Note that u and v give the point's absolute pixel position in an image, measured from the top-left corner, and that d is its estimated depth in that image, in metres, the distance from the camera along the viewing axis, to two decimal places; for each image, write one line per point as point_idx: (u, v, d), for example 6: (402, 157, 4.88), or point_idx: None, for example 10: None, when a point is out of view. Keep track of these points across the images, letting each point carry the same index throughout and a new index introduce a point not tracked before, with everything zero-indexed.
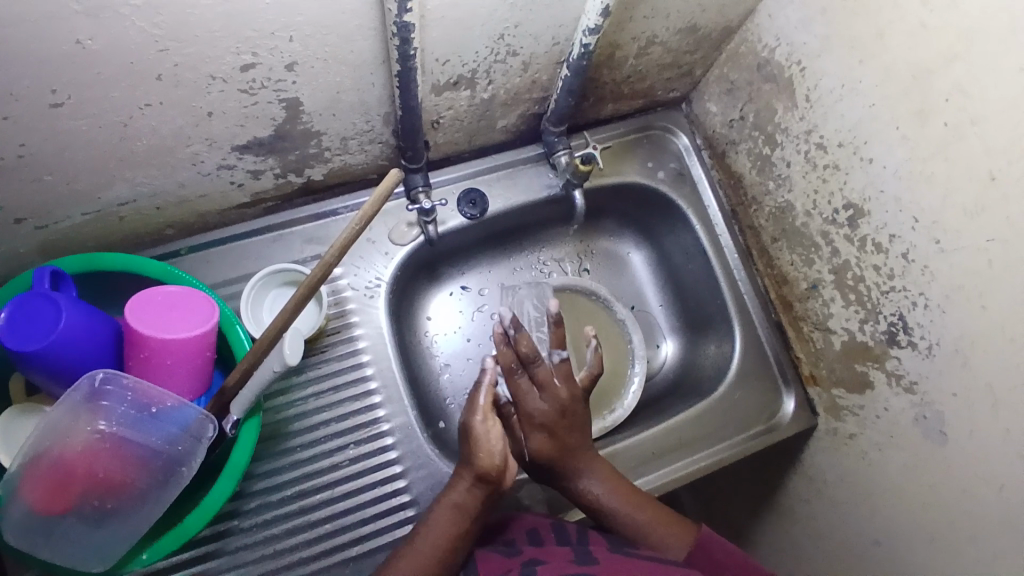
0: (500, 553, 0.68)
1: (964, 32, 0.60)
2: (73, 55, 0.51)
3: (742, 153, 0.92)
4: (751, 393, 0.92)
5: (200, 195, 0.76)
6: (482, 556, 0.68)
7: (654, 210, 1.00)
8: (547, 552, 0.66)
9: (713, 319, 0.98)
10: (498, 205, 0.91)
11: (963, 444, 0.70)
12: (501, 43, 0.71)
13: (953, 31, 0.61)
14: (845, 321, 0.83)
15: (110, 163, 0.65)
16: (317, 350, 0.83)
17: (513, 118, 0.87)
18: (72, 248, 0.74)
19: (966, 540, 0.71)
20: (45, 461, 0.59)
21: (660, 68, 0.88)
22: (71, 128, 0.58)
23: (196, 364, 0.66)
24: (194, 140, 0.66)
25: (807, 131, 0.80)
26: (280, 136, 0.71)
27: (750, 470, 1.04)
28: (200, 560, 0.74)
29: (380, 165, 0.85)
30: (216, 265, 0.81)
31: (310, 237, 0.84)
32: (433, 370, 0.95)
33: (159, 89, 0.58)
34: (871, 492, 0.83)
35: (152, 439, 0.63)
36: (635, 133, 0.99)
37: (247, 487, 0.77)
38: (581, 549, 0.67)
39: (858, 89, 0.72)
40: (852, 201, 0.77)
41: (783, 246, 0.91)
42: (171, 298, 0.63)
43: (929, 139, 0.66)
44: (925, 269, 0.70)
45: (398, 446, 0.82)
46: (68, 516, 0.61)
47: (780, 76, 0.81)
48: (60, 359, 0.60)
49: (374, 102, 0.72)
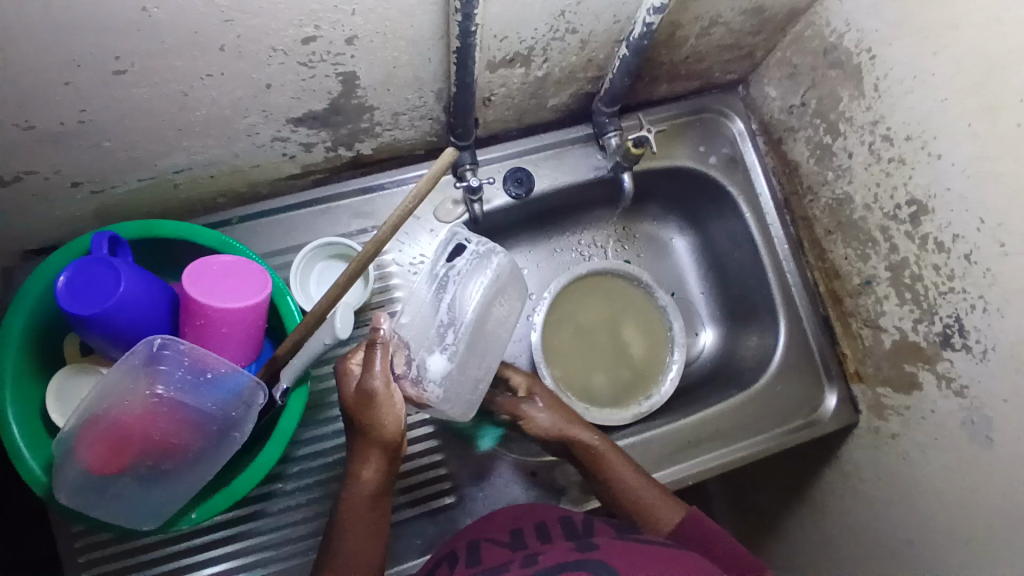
0: (504, 545, 0.67)
1: None
2: (138, 24, 0.52)
3: (800, 141, 0.89)
4: (793, 386, 0.91)
5: (253, 165, 0.76)
6: (487, 548, 0.67)
7: (703, 195, 0.98)
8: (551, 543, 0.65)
9: (758, 309, 0.96)
10: (545, 184, 0.90)
11: (1012, 452, 0.68)
12: (560, 20, 0.69)
13: None
14: (897, 320, 0.81)
15: (169, 132, 0.65)
16: (362, 324, 0.84)
17: (564, 97, 0.86)
18: (129, 213, 0.76)
19: (1004, 548, 0.69)
20: (105, 421, 0.61)
21: (720, 49, 0.85)
22: (132, 95, 0.59)
23: (249, 334, 0.67)
24: (250, 111, 0.67)
25: (873, 121, 0.77)
26: (334, 109, 0.71)
27: (781, 461, 1.03)
28: (246, 519, 0.77)
29: (429, 141, 0.85)
30: (264, 235, 0.82)
31: (357, 211, 0.85)
32: None
33: (220, 60, 0.58)
34: (909, 492, 0.81)
35: (206, 404, 0.64)
36: (688, 116, 0.96)
37: (292, 452, 0.79)
38: (584, 538, 0.66)
39: (929, 81, 0.69)
40: (915, 196, 0.74)
41: (836, 239, 0.88)
42: (226, 267, 0.64)
43: (1000, 137, 0.63)
44: (987, 272, 0.68)
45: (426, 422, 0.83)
46: (124, 475, 0.63)
47: (847, 62, 0.78)
48: (119, 323, 0.62)
49: (428, 77, 0.71)
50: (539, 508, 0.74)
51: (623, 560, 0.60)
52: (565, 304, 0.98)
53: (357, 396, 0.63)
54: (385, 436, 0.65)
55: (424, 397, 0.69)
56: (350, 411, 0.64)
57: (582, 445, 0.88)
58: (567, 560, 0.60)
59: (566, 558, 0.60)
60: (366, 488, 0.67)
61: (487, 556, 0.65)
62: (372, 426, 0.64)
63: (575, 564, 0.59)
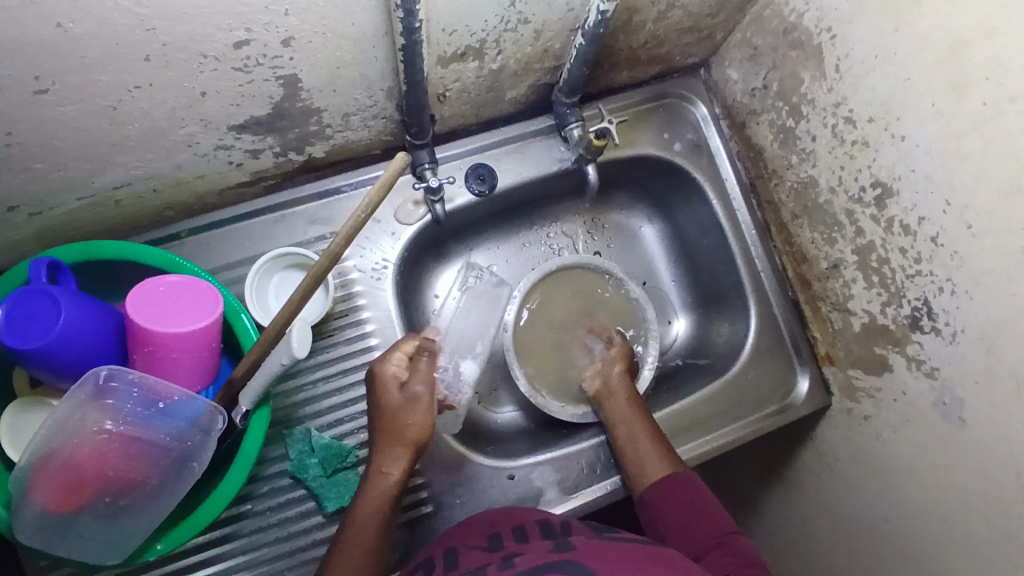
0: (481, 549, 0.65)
1: (1003, 4, 0.57)
2: (54, 40, 0.48)
3: (763, 124, 0.88)
4: (766, 371, 0.91)
5: (199, 176, 0.72)
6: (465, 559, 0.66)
7: (670, 182, 0.97)
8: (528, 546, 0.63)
9: (729, 296, 0.96)
10: (508, 180, 0.88)
11: (983, 430, 0.69)
12: (511, 10, 0.66)
13: (992, 3, 0.58)
14: (866, 303, 0.80)
15: (102, 149, 0.61)
16: (325, 335, 0.81)
17: (522, 89, 0.83)
18: (69, 234, 0.72)
19: (978, 522, 0.70)
20: (55, 460, 0.58)
21: (679, 33, 0.83)
22: (58, 114, 0.55)
23: (202, 357, 0.64)
24: (188, 121, 0.63)
25: (835, 103, 0.76)
26: (278, 114, 0.67)
27: (757, 443, 1.04)
28: (215, 544, 0.74)
29: (384, 140, 0.82)
30: (217, 248, 0.78)
31: (314, 217, 0.81)
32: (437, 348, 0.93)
33: (148, 70, 0.55)
34: (883, 471, 0.82)
35: (161, 435, 0.62)
36: (650, 102, 0.93)
37: (260, 471, 0.77)
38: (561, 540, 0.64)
39: (891, 61, 0.68)
40: (880, 178, 0.73)
41: (803, 223, 0.87)
42: (173, 288, 0.61)
43: (964, 117, 0.63)
44: (954, 254, 0.67)
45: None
46: (81, 514, 0.61)
47: (807, 43, 0.76)
48: (63, 355, 0.58)
49: (376, 76, 0.68)
50: (518, 513, 0.72)
51: (602, 560, 0.57)
52: (534, 302, 0.96)
53: (404, 399, 0.71)
54: (414, 439, 0.70)
55: (456, 399, 0.83)
56: (390, 413, 0.70)
57: (559, 444, 0.87)
58: (545, 561, 0.57)
59: (544, 559, 0.58)
60: (389, 486, 0.69)
61: (463, 559, 0.63)
62: (407, 427, 0.70)
63: (553, 565, 0.56)
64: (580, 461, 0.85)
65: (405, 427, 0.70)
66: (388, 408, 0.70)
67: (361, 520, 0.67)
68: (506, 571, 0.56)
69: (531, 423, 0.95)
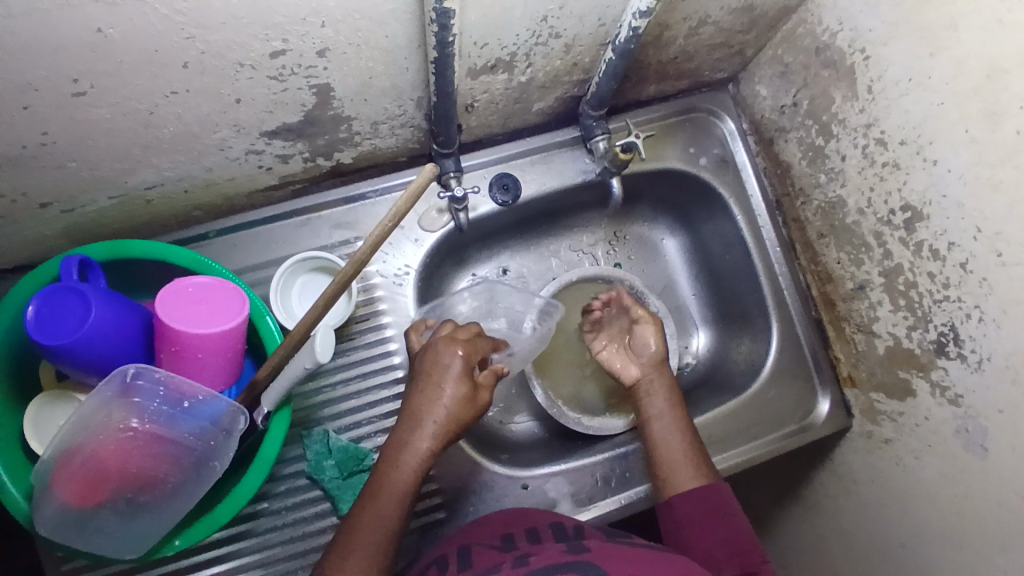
0: (493, 549, 0.65)
1: None
2: (94, 45, 0.49)
3: (792, 142, 0.87)
4: (786, 391, 0.90)
5: (228, 178, 0.73)
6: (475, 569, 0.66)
7: (694, 197, 0.96)
8: (541, 547, 0.63)
9: (750, 312, 0.95)
10: (531, 190, 0.88)
11: (1006, 462, 0.67)
12: (543, 25, 0.66)
13: None
14: (891, 326, 0.79)
15: (136, 150, 0.63)
16: (346, 338, 0.82)
17: (550, 101, 0.83)
18: (100, 230, 0.74)
19: (998, 554, 0.69)
20: (78, 455, 0.60)
21: (709, 48, 0.83)
22: (95, 116, 0.57)
23: (226, 358, 0.65)
24: (220, 126, 0.64)
25: (867, 124, 0.75)
26: (309, 121, 0.68)
27: (773, 462, 1.02)
28: (231, 541, 0.75)
29: (411, 148, 0.82)
30: (243, 249, 0.80)
31: (339, 221, 0.82)
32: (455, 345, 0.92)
33: (183, 76, 0.56)
34: (903, 497, 0.80)
35: (183, 433, 0.63)
36: (677, 116, 0.93)
37: (277, 471, 0.78)
38: (575, 541, 0.64)
39: (926, 85, 0.67)
40: (910, 202, 0.72)
41: (829, 242, 0.86)
42: (200, 289, 0.62)
43: (1000, 146, 0.62)
44: (983, 281, 0.66)
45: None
46: (101, 509, 0.62)
47: (840, 63, 0.75)
48: (91, 352, 0.60)
49: (406, 86, 0.69)
50: (532, 514, 0.72)
51: (616, 562, 0.58)
52: None
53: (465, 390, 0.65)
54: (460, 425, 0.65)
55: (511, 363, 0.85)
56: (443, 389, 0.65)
57: (573, 456, 0.87)
58: (559, 561, 0.58)
59: (559, 559, 0.59)
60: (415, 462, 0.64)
61: (477, 560, 0.63)
62: (454, 404, 0.64)
63: (566, 564, 0.57)
64: (594, 474, 0.84)
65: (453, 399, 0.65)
66: (437, 380, 0.65)
67: (389, 490, 0.63)
68: (520, 570, 0.57)
69: (546, 433, 0.95)
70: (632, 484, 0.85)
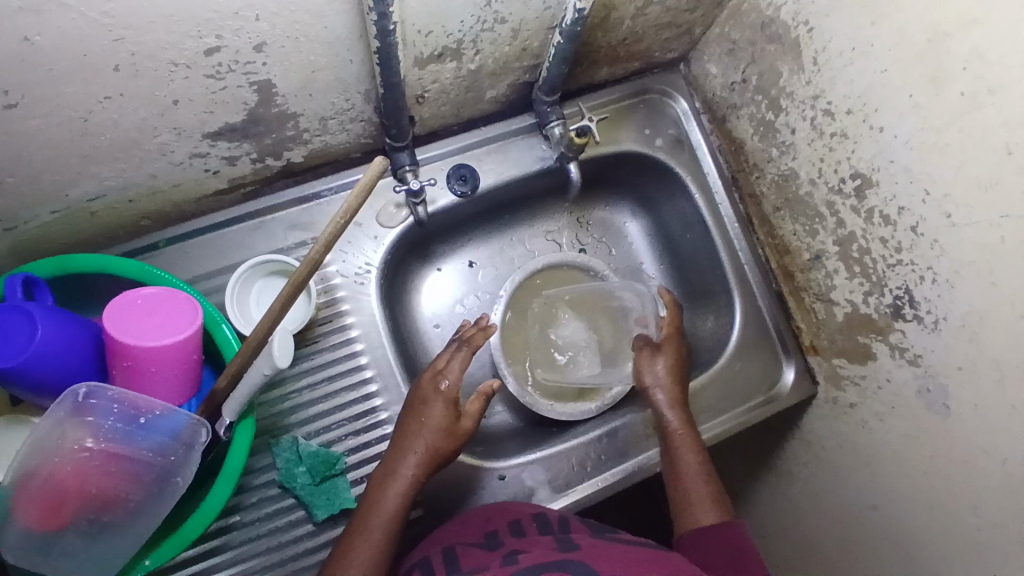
0: (479, 547, 0.65)
1: None
2: (19, 54, 0.47)
3: (744, 118, 0.88)
4: (752, 363, 0.92)
5: (174, 184, 0.71)
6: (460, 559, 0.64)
7: (652, 178, 0.97)
8: (529, 543, 0.63)
9: (714, 289, 0.96)
10: (490, 180, 0.87)
11: (966, 418, 0.69)
12: (487, 10, 0.66)
13: None
14: (848, 293, 0.81)
15: (74, 160, 0.60)
16: (309, 342, 0.80)
17: (502, 88, 0.82)
18: (42, 247, 0.70)
19: (966, 508, 0.71)
20: (34, 480, 0.58)
21: (658, 28, 0.83)
22: (27, 128, 0.54)
23: (182, 369, 0.63)
24: (160, 130, 0.61)
25: (814, 95, 0.76)
26: (254, 120, 0.66)
27: (745, 433, 1.04)
28: (204, 558, 0.73)
29: (364, 143, 0.81)
30: (195, 257, 0.77)
31: (294, 223, 0.80)
32: (421, 330, 0.94)
33: (117, 81, 0.54)
34: (871, 459, 0.82)
35: (142, 451, 0.61)
36: (631, 98, 0.93)
37: (248, 481, 0.76)
38: (562, 537, 0.64)
39: (869, 52, 0.68)
40: (859, 170, 0.74)
41: (784, 215, 0.88)
42: (152, 300, 0.60)
43: (943, 109, 0.63)
44: (934, 244, 0.68)
45: (388, 407, 0.81)
46: (65, 533, 0.60)
47: (785, 36, 0.76)
48: (43, 373, 0.57)
49: (352, 79, 0.67)
50: (513, 506, 0.73)
51: (606, 560, 0.58)
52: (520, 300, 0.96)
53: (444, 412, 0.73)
54: (444, 448, 0.72)
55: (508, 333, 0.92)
56: (430, 417, 0.73)
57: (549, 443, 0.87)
58: (548, 559, 0.58)
59: (549, 559, 0.59)
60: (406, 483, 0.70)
61: (463, 559, 0.62)
62: (439, 429, 0.72)
63: (556, 565, 0.56)
64: (570, 459, 0.85)
65: (436, 429, 0.72)
66: (424, 417, 0.73)
67: (381, 508, 0.68)
68: (508, 569, 0.57)
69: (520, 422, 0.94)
70: (609, 466, 0.85)
